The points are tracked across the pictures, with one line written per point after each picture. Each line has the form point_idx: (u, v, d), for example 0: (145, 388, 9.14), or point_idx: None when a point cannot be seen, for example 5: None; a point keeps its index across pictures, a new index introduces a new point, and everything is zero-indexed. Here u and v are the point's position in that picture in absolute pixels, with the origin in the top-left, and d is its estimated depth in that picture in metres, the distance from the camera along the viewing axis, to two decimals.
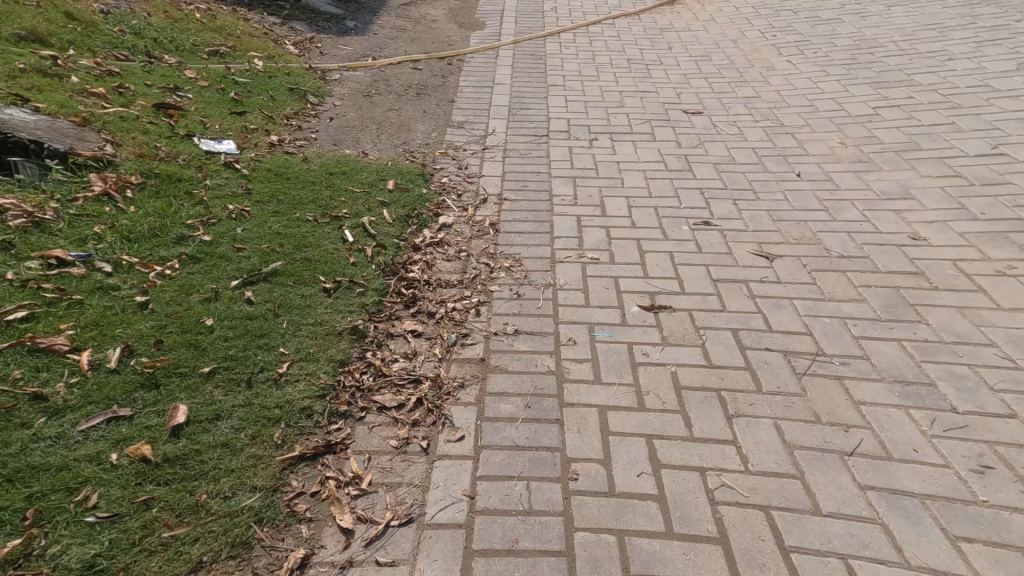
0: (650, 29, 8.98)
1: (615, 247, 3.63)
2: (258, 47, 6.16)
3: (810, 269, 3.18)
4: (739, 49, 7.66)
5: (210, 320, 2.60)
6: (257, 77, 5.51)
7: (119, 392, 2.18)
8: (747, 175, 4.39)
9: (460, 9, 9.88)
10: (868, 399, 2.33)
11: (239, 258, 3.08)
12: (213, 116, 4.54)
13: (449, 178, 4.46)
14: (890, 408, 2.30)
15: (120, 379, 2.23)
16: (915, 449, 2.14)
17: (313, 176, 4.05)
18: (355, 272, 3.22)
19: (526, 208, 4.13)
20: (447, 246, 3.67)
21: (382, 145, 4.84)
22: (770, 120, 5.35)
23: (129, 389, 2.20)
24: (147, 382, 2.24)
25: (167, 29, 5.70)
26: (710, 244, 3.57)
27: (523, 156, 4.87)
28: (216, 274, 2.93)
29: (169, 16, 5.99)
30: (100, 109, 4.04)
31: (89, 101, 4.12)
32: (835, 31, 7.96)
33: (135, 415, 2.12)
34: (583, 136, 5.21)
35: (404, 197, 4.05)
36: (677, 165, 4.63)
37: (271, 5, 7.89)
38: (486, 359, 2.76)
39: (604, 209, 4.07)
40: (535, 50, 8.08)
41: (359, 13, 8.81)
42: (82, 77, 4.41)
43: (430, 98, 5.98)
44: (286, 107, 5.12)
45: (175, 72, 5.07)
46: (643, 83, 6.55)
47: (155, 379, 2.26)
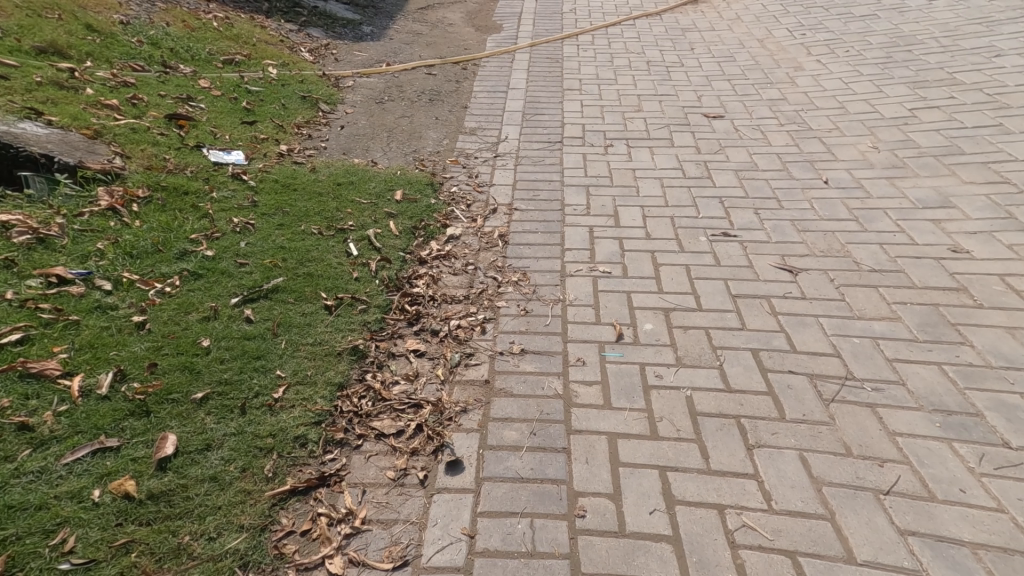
0: (671, 29, 8.78)
1: (630, 260, 3.50)
2: (273, 55, 6.14)
3: (838, 284, 2.99)
4: (764, 49, 7.42)
5: (207, 341, 2.54)
6: (271, 86, 5.48)
7: (108, 420, 2.13)
8: (770, 182, 4.21)
9: (477, 11, 9.79)
10: (904, 430, 2.14)
11: (240, 273, 3.03)
12: (224, 126, 4.51)
13: (459, 187, 4.36)
14: (931, 441, 2.10)
15: (110, 406, 2.18)
16: (962, 490, 1.95)
17: (320, 187, 3.99)
18: (359, 288, 3.15)
19: (537, 219, 4.02)
20: (453, 259, 3.60)
21: (393, 153, 4.76)
22: (795, 123, 5.13)
23: (118, 417, 2.15)
24: (137, 410, 2.19)
25: (183, 38, 5.70)
26: (729, 256, 3.43)
27: (536, 163, 4.75)
28: (216, 291, 2.87)
29: (187, 25, 6.00)
30: (112, 121, 4.01)
31: (103, 113, 4.09)
32: (869, 29, 7.66)
33: (122, 446, 2.07)
34: (597, 142, 5.07)
35: (412, 208, 3.97)
36: (695, 172, 4.47)
37: (288, 11, 7.88)
38: (490, 380, 2.64)
39: (618, 219, 3.94)
40: (552, 53, 7.96)
41: (376, 18, 8.78)
42: (97, 88, 4.40)
43: (444, 104, 5.89)
44: (297, 116, 5.08)
45: (189, 82, 5.05)
46: (662, 86, 6.37)
47: (146, 407, 2.21)
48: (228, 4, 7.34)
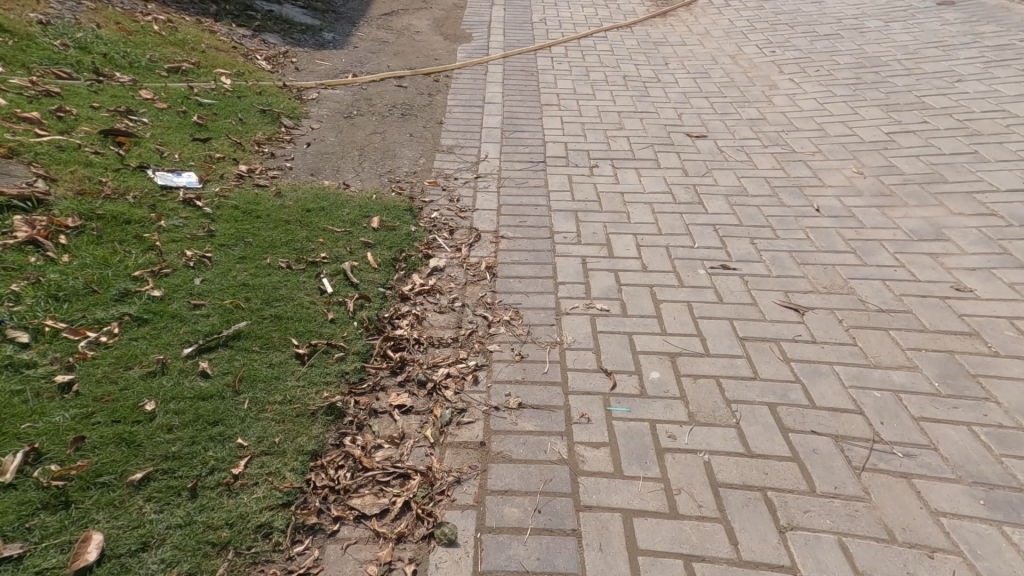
0: (642, 43, 8.70)
1: (628, 295, 3.38)
2: (224, 63, 5.94)
3: (847, 326, 2.92)
4: (738, 66, 7.39)
5: (152, 405, 2.15)
6: (224, 98, 5.28)
7: (11, 518, 1.76)
8: (761, 209, 4.08)
9: (444, 19, 9.50)
10: (947, 509, 2.07)
11: (194, 317, 2.66)
12: (171, 143, 4.23)
13: (440, 213, 4.13)
14: (979, 524, 2.03)
15: (15, 498, 1.80)
16: None
17: (286, 215, 3.70)
18: (336, 331, 2.82)
19: (526, 248, 3.83)
20: (438, 294, 3.36)
21: (366, 175, 4.50)
22: (778, 145, 5.05)
23: (26, 513, 1.78)
24: (53, 501, 1.82)
25: (118, 42, 5.45)
26: (732, 291, 3.34)
27: (520, 186, 4.54)
28: (162, 340, 2.47)
29: (122, 28, 5.74)
30: (32, 137, 3.69)
31: (20, 127, 3.77)
32: (835, 48, 7.73)
33: (27, 553, 1.69)
34: (582, 162, 4.86)
35: (391, 236, 3.72)
36: (685, 197, 4.31)
37: (240, 15, 7.45)
38: (486, 442, 2.37)
39: (611, 249, 3.80)
40: (527, 65, 7.76)
41: (338, 24, 8.42)
42: (13, 98, 4.11)
43: (417, 119, 5.63)
44: (257, 131, 4.83)
45: (127, 92, 4.80)
46: (641, 102, 6.24)
47: (66, 496, 1.84)
48: (174, 7, 6.87)
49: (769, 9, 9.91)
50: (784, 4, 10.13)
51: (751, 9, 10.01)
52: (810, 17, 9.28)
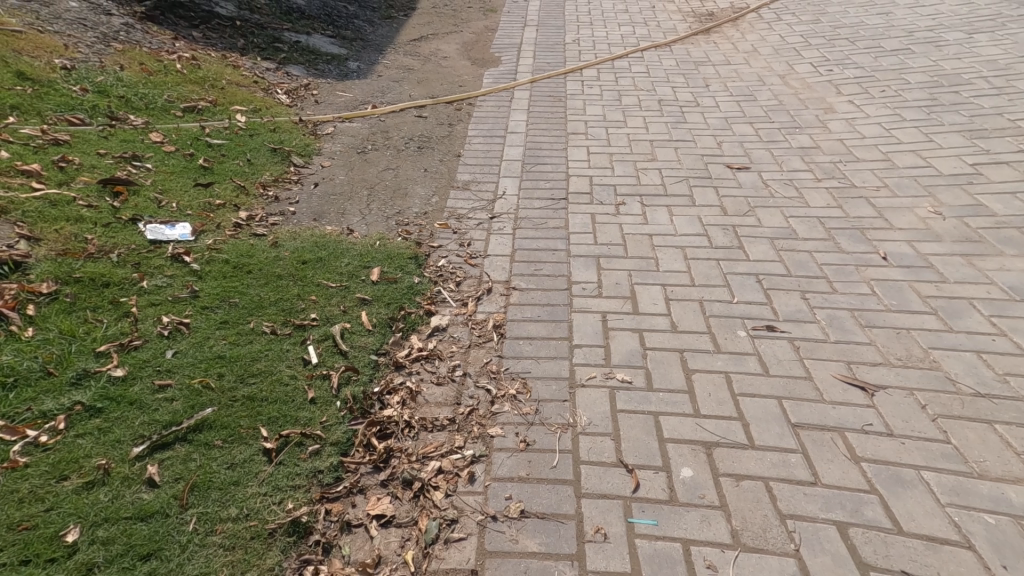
0: (682, 63, 8.27)
1: (654, 363, 2.96)
2: (244, 99, 5.80)
3: (933, 415, 2.48)
4: (788, 87, 7.21)
5: (73, 536, 2.00)
6: (236, 137, 5.10)
7: None
8: (814, 256, 3.84)
9: (474, 43, 9.26)
10: None
11: (155, 404, 2.52)
12: (173, 191, 4.08)
13: (448, 260, 3.93)
14: None
15: None
16: None
17: (279, 268, 3.60)
18: (315, 416, 2.64)
19: (541, 300, 3.53)
20: (438, 359, 3.13)
21: (372, 218, 4.32)
22: (835, 179, 4.95)
23: None
24: None
25: (138, 83, 5.34)
26: (779, 360, 2.90)
27: (537, 228, 4.29)
28: (110, 438, 2.35)
29: (145, 68, 5.64)
30: (26, 193, 3.59)
31: (18, 181, 3.68)
32: (905, 64, 7.46)
33: None
34: (608, 200, 4.64)
35: (391, 290, 3.58)
36: (724, 241, 4.05)
37: (267, 47, 7.35)
38: (478, 571, 2.06)
39: (636, 302, 3.44)
40: (555, 90, 7.44)
41: (365, 51, 8.29)
42: (17, 149, 4.00)
43: (434, 153, 5.41)
44: (264, 172, 4.66)
45: (138, 136, 4.67)
46: (677, 130, 6.12)
47: None
48: (203, 43, 6.79)
49: (826, 22, 9.35)
50: (843, 16, 9.54)
51: (805, 22, 9.45)
52: (874, 31, 8.76)
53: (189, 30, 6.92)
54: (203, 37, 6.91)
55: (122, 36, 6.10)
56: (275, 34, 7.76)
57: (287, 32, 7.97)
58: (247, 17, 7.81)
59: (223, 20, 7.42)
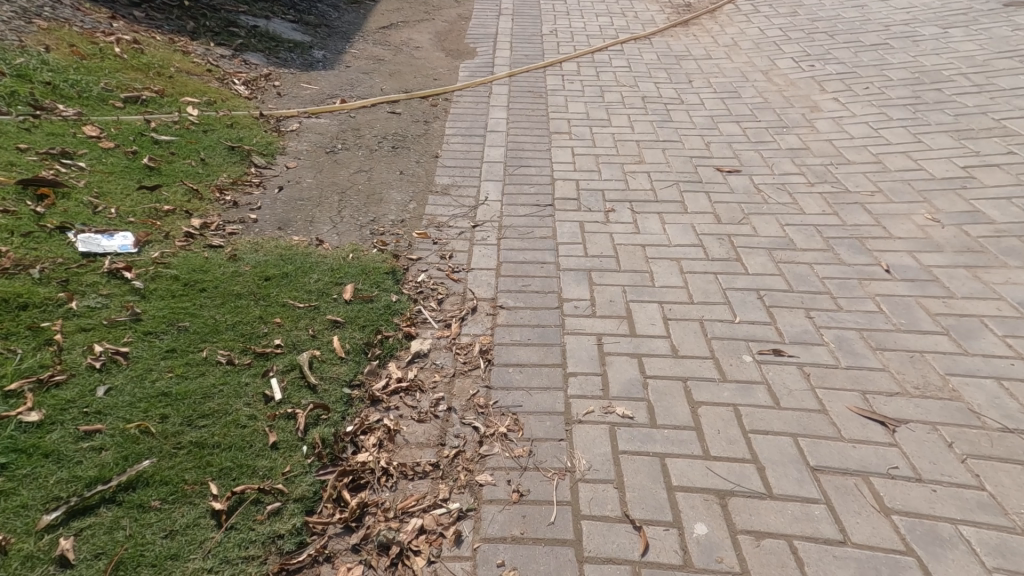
0: (663, 56, 8.05)
1: (656, 394, 2.88)
2: (195, 89, 5.49)
3: (962, 454, 2.38)
4: (772, 83, 7.03)
5: None
6: (187, 132, 4.84)
7: None
8: (814, 267, 3.76)
9: (447, 32, 8.86)
10: None
11: (77, 456, 2.25)
12: (112, 194, 3.78)
13: (428, 274, 3.87)
14: None
15: None
16: None
17: (240, 285, 3.32)
18: (276, 465, 2.38)
19: (530, 320, 3.51)
20: (419, 392, 2.94)
21: (344, 228, 4.21)
22: (828, 183, 4.76)
23: None
24: None
25: (66, 68, 4.91)
26: (789, 390, 2.78)
27: (522, 237, 4.29)
28: (16, 503, 2.08)
29: (75, 51, 5.18)
30: None
31: None
32: (886, 60, 7.34)
33: None
34: (596, 206, 4.62)
35: (367, 310, 3.40)
36: (721, 252, 4.02)
37: (221, 32, 6.88)
38: None
39: (632, 321, 3.46)
40: (535, 85, 7.14)
41: (330, 39, 7.83)
42: None
43: (409, 154, 5.40)
44: (222, 174, 4.48)
45: (67, 129, 4.27)
46: (663, 128, 5.90)
47: None
48: (144, 23, 6.32)
49: (804, 15, 9.21)
50: (821, 9, 9.42)
51: (784, 15, 9.30)
52: (852, 24, 8.66)
53: (129, 9, 6.44)
54: (145, 17, 6.45)
55: (47, 13, 5.60)
56: (230, 17, 7.27)
57: (243, 16, 7.47)
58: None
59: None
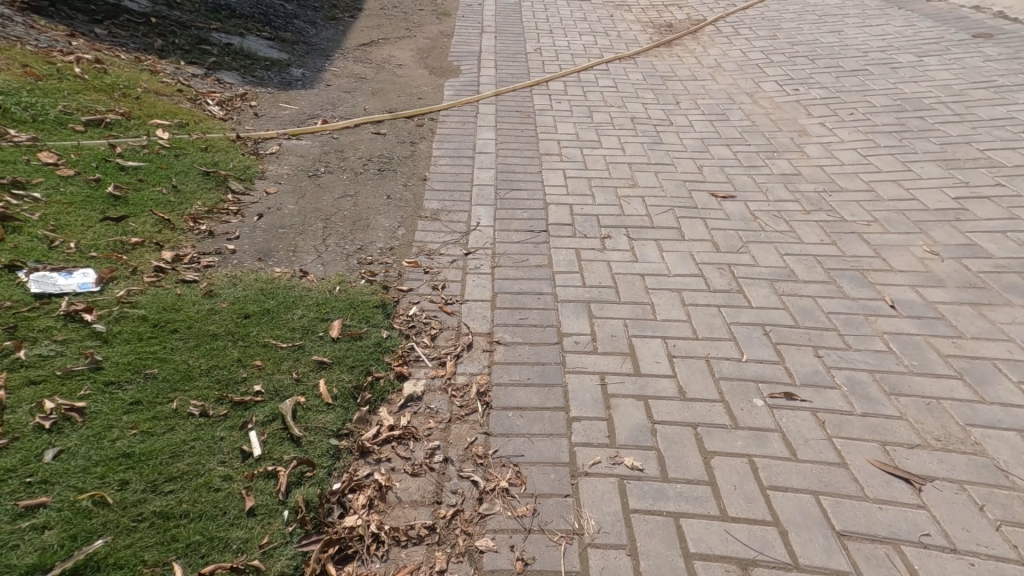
0: (649, 76, 8.01)
1: (666, 442, 2.75)
2: (165, 111, 5.30)
3: (995, 519, 2.36)
4: (758, 106, 7.01)
5: None
6: (157, 157, 4.62)
7: None
8: (818, 301, 3.66)
9: (430, 49, 8.72)
10: None
11: (15, 537, 1.99)
12: (72, 225, 3.58)
13: (420, 306, 3.66)
14: None
15: None
16: None
17: (215, 324, 3.08)
18: (252, 536, 2.14)
19: (529, 358, 3.31)
20: (413, 440, 2.70)
21: (329, 259, 4.00)
22: (823, 211, 4.68)
23: None
24: None
25: (19, 89, 4.72)
26: (806, 440, 2.72)
27: (516, 266, 4.12)
28: None
29: (30, 72, 4.98)
30: None
31: None
32: (867, 86, 7.41)
33: None
34: (592, 232, 4.47)
35: (356, 348, 3.17)
36: (723, 283, 3.89)
37: (192, 50, 6.65)
38: None
39: (636, 358, 3.31)
40: (522, 105, 7.03)
41: (309, 56, 7.64)
42: None
43: (395, 177, 5.24)
44: (195, 202, 4.24)
45: (21, 155, 4.06)
46: (654, 151, 5.80)
47: None
48: (106, 41, 6.09)
49: (784, 38, 9.29)
50: (799, 33, 9.52)
51: (764, 38, 9.37)
52: (830, 49, 8.75)
53: (90, 25, 6.21)
54: (107, 34, 6.22)
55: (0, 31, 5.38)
56: (201, 34, 7.02)
57: (215, 33, 7.22)
58: (166, 14, 7.06)
59: (133, 15, 6.70)
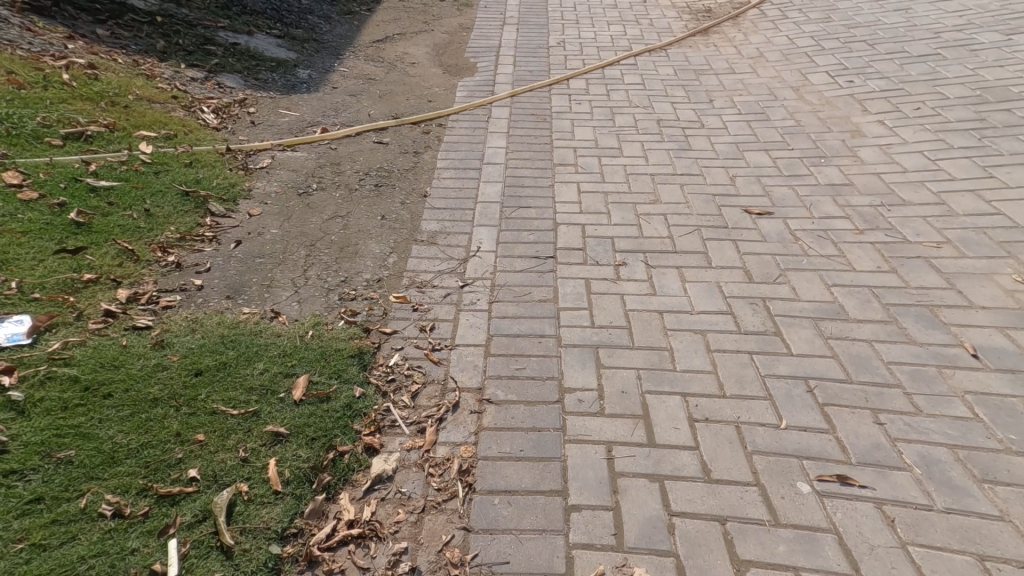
0: (682, 70, 7.34)
1: (689, 546, 2.27)
2: (155, 121, 4.94)
3: None
4: (804, 101, 6.30)
5: None
6: (135, 174, 4.25)
7: None
8: (874, 345, 3.17)
9: (447, 45, 8.21)
10: None
11: None
12: (21, 264, 3.25)
13: (405, 354, 3.26)
14: None
15: None
16: None
17: (158, 385, 2.74)
18: None
19: (524, 422, 2.87)
20: (375, 541, 2.33)
21: (305, 296, 3.57)
22: (880, 230, 4.23)
23: None
24: None
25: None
26: (870, 547, 2.21)
27: (517, 300, 3.68)
28: None
29: (15, 80, 4.66)
30: None
31: None
32: (939, 74, 6.57)
33: None
34: (605, 259, 4.05)
35: (319, 413, 2.80)
36: (756, 323, 3.42)
37: (196, 51, 6.31)
38: None
39: (650, 422, 2.83)
40: (538, 107, 6.48)
41: (318, 55, 7.24)
42: None
43: (394, 194, 4.78)
44: (167, 229, 3.87)
45: None
46: (682, 159, 5.31)
47: None
48: (107, 42, 5.78)
49: (837, 20, 8.42)
50: (857, 14, 8.61)
51: (814, 20, 8.52)
52: (894, 31, 7.85)
53: (93, 26, 5.91)
54: (110, 35, 5.91)
55: None
56: (208, 33, 6.68)
57: (223, 32, 6.87)
58: (172, 12, 6.74)
59: (138, 14, 6.37)
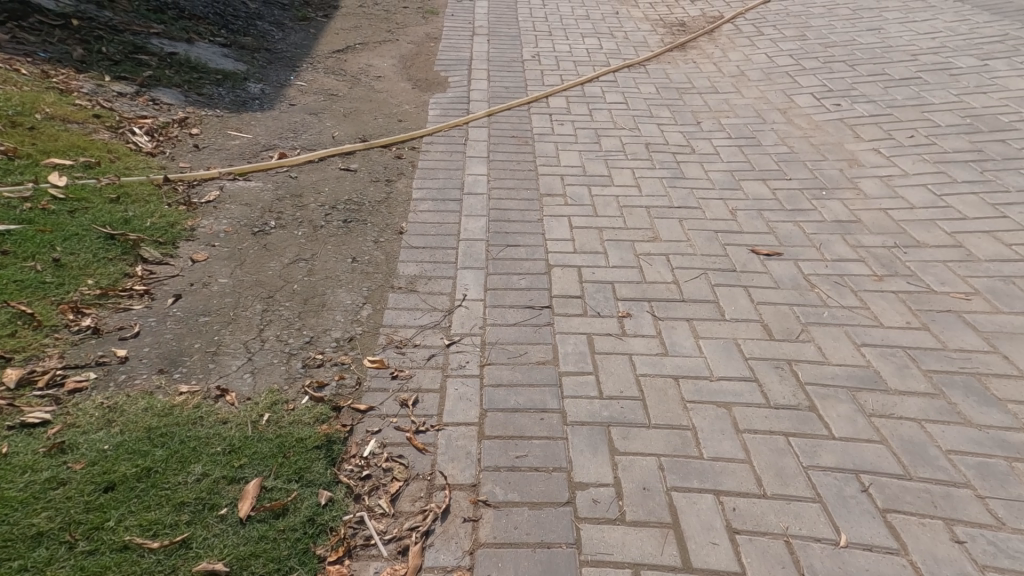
0: (663, 88, 6.96)
1: None
2: (72, 146, 4.23)
3: None
4: (794, 126, 5.98)
5: None
6: (41, 214, 3.55)
7: None
8: (926, 425, 2.78)
9: (414, 55, 7.64)
10: None
11: None
12: None
13: (382, 439, 2.70)
14: None
15: None
16: None
17: (44, 514, 2.16)
18: None
19: (531, 534, 2.36)
20: None
21: (260, 365, 2.96)
22: (901, 276, 3.88)
23: None
24: None
25: None
26: None
27: (512, 363, 3.15)
28: None
29: None
30: None
31: None
32: (926, 99, 6.37)
33: None
34: (608, 309, 3.56)
35: (267, 538, 2.24)
36: (785, 393, 2.98)
37: (124, 60, 5.58)
38: None
39: (682, 534, 2.35)
40: (517, 127, 5.99)
41: (270, 67, 6.57)
42: None
43: (365, 229, 4.19)
44: (81, 284, 3.20)
45: None
46: (676, 189, 4.88)
47: None
48: (7, 49, 5.05)
49: (814, 39, 8.22)
50: (832, 32, 8.43)
51: (791, 38, 8.29)
52: (872, 51, 7.67)
53: None
54: (10, 39, 5.18)
55: None
56: (137, 40, 5.94)
57: (156, 39, 6.14)
58: (93, 14, 5.96)
59: (48, 15, 5.59)
